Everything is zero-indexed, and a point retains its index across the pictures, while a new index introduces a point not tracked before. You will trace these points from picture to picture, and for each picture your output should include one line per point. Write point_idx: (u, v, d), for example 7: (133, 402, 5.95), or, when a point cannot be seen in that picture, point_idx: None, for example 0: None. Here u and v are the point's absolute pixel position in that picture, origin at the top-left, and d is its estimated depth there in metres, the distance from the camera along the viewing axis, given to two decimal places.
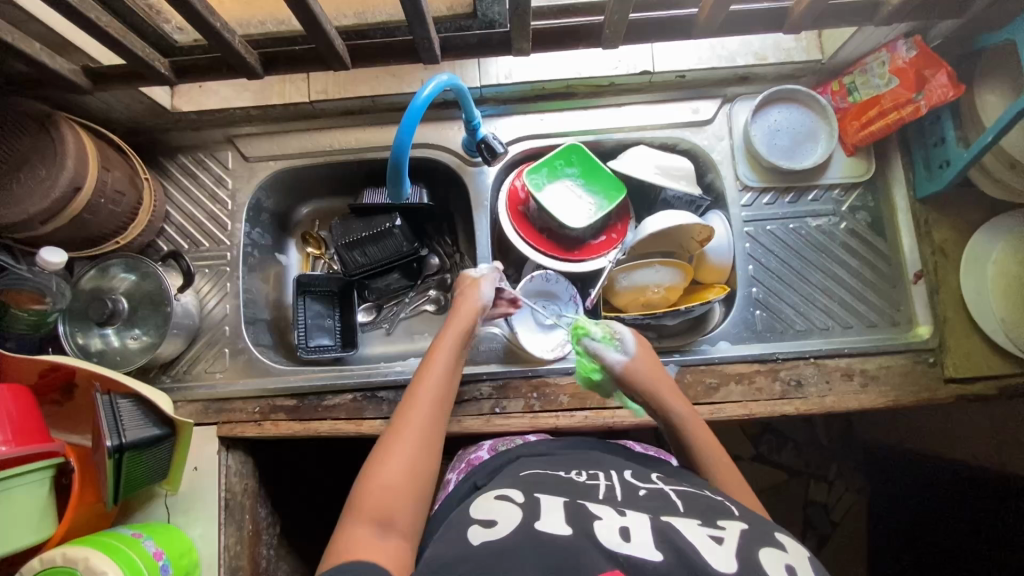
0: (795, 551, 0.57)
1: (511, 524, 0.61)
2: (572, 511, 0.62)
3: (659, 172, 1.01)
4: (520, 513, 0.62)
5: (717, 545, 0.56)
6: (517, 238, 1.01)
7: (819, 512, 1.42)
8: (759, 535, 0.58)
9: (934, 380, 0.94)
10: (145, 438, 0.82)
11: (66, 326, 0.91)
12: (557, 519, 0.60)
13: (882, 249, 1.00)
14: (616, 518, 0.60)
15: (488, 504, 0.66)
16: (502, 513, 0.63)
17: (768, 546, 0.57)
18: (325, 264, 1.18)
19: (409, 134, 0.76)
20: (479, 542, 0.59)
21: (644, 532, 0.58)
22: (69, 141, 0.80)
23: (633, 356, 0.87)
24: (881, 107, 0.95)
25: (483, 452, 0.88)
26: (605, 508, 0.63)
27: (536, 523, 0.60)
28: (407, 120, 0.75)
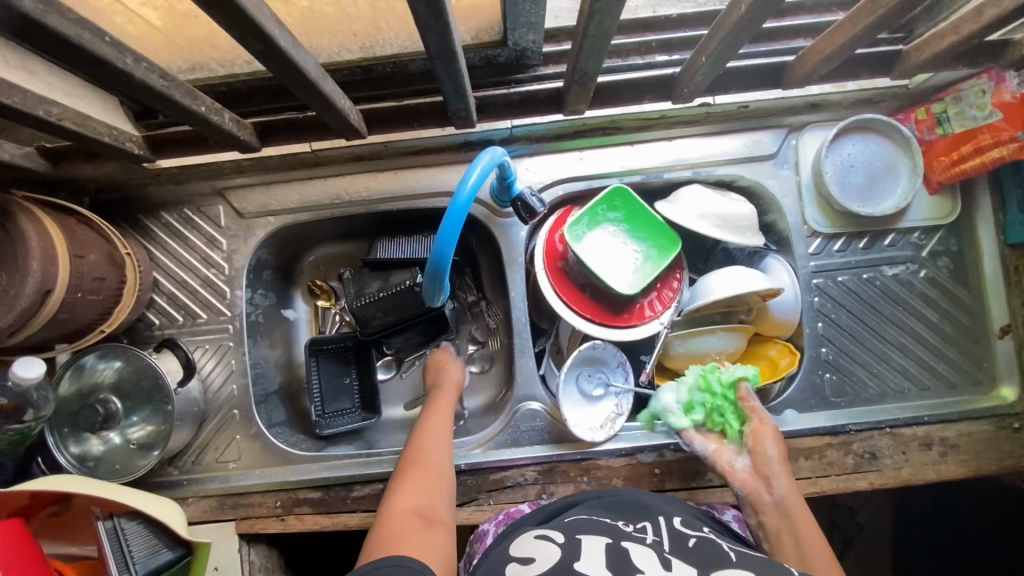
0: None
1: (548, 562, 0.59)
2: (615, 558, 0.60)
3: (718, 224, 0.88)
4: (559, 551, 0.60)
5: None
6: (558, 302, 0.89)
7: (844, 515, 1.32)
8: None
9: (1019, 447, 0.86)
10: (160, 565, 0.73)
11: (54, 437, 0.80)
12: (596, 564, 0.58)
13: (965, 300, 0.90)
14: (659, 571, 0.57)
15: (526, 545, 0.64)
16: (540, 552, 0.62)
17: None
18: (336, 317, 1.06)
19: (449, 241, 0.64)
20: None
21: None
22: (31, 239, 0.66)
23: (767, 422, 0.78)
24: (977, 143, 0.82)
25: (525, 505, 0.82)
26: (648, 557, 0.60)
27: (572, 564, 0.58)
28: (449, 219, 0.63)
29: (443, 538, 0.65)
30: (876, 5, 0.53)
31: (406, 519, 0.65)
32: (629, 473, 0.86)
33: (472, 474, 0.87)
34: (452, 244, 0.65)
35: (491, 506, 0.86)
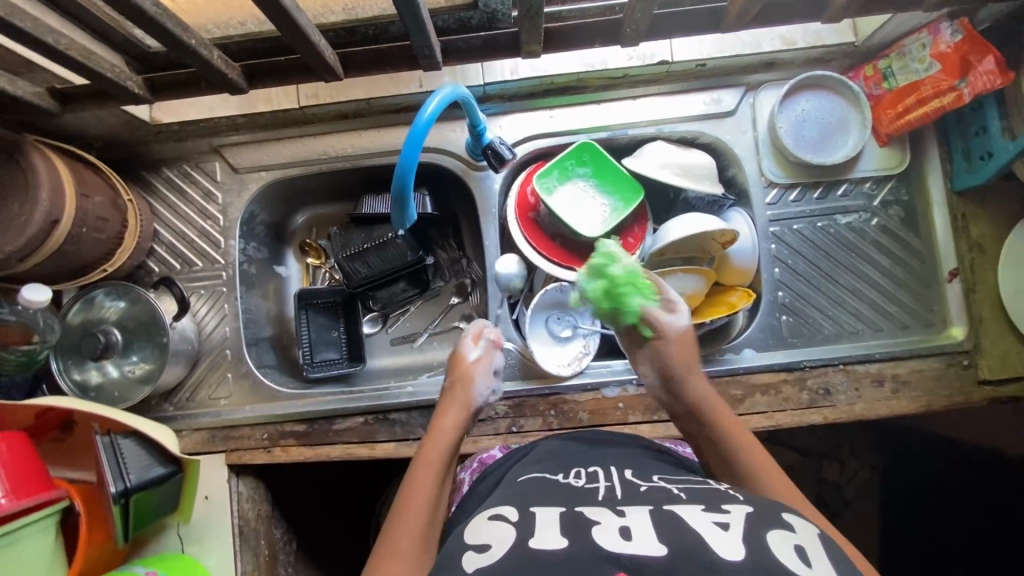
0: (804, 530, 0.55)
1: (505, 544, 0.55)
2: (571, 519, 0.58)
3: (679, 172, 0.94)
4: (515, 530, 0.57)
5: (724, 532, 0.53)
6: (528, 249, 0.95)
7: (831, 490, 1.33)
8: (767, 516, 0.56)
9: (968, 383, 0.90)
10: (151, 479, 0.80)
11: (59, 364, 0.87)
12: (554, 536, 0.55)
13: (916, 247, 0.94)
14: (615, 520, 0.57)
15: (480, 526, 0.60)
16: (497, 533, 0.57)
17: (776, 529, 0.53)
18: (325, 275, 1.13)
19: (411, 159, 0.70)
20: (471, 570, 0.53)
21: (647, 529, 0.54)
22: (42, 172, 0.74)
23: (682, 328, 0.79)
24: (920, 95, 0.87)
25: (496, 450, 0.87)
26: (603, 511, 0.59)
27: (530, 540, 0.55)
28: (410, 140, 0.69)
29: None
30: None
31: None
32: (595, 407, 0.91)
33: None
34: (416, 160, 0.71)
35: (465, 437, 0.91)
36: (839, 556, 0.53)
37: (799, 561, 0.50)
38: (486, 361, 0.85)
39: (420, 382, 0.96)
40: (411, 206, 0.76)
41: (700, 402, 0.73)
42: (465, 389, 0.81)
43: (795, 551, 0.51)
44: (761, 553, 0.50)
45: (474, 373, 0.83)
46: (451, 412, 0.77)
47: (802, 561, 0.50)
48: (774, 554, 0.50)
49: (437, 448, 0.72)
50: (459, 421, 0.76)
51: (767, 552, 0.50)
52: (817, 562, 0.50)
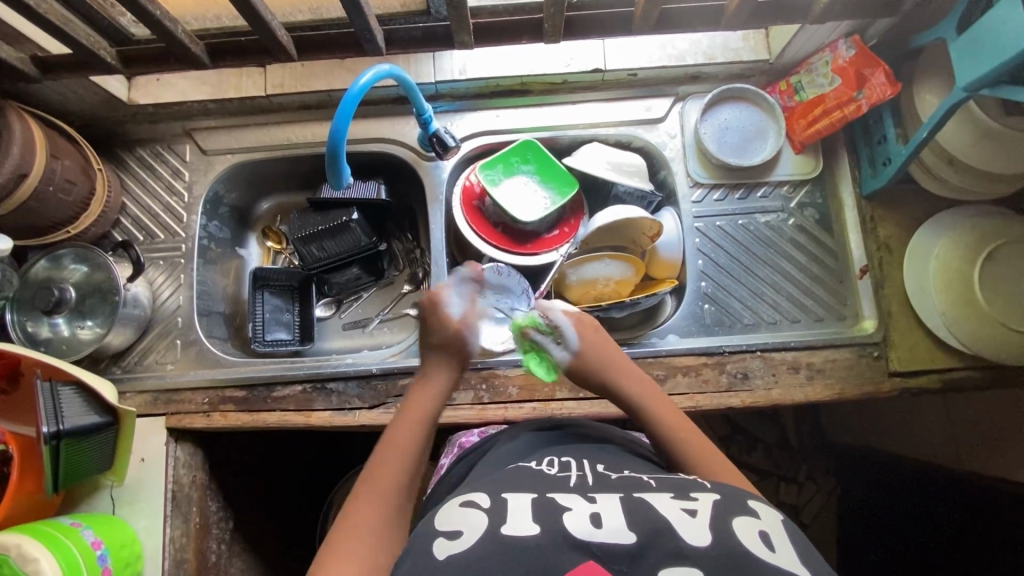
0: (767, 516, 0.56)
1: (478, 531, 0.54)
2: (542, 506, 0.57)
3: (612, 168, 1.03)
4: (487, 517, 0.56)
5: (691, 519, 0.54)
6: (470, 233, 1.02)
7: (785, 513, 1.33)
8: (736, 503, 0.57)
9: (879, 374, 0.95)
10: (86, 426, 0.83)
11: (13, 315, 0.91)
12: (524, 520, 0.55)
13: (829, 245, 1.02)
14: (586, 507, 0.56)
15: (450, 512, 0.58)
16: (467, 521, 0.56)
17: (742, 515, 0.55)
18: (285, 259, 1.18)
19: (345, 121, 0.78)
20: (444, 559, 0.52)
21: (618, 515, 0.55)
22: (15, 128, 0.81)
23: (577, 349, 0.84)
24: (825, 106, 0.97)
25: (475, 436, 0.89)
26: (574, 499, 0.58)
27: (503, 528, 0.54)
28: (343, 109, 0.78)
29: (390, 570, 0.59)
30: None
31: (359, 546, 0.59)
32: (524, 382, 0.95)
33: (383, 379, 0.96)
34: (349, 127, 0.79)
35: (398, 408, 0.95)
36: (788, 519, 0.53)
37: (762, 547, 0.51)
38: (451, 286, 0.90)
39: (361, 356, 1.01)
40: (343, 169, 0.83)
41: (634, 400, 0.78)
42: (457, 347, 0.84)
43: (759, 539, 0.52)
44: (723, 536, 0.52)
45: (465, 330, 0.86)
46: (447, 371, 0.82)
47: (765, 546, 0.52)
48: (738, 540, 0.52)
49: (427, 405, 0.76)
50: (450, 379, 0.82)
51: (733, 538, 0.52)
52: (779, 547, 0.52)
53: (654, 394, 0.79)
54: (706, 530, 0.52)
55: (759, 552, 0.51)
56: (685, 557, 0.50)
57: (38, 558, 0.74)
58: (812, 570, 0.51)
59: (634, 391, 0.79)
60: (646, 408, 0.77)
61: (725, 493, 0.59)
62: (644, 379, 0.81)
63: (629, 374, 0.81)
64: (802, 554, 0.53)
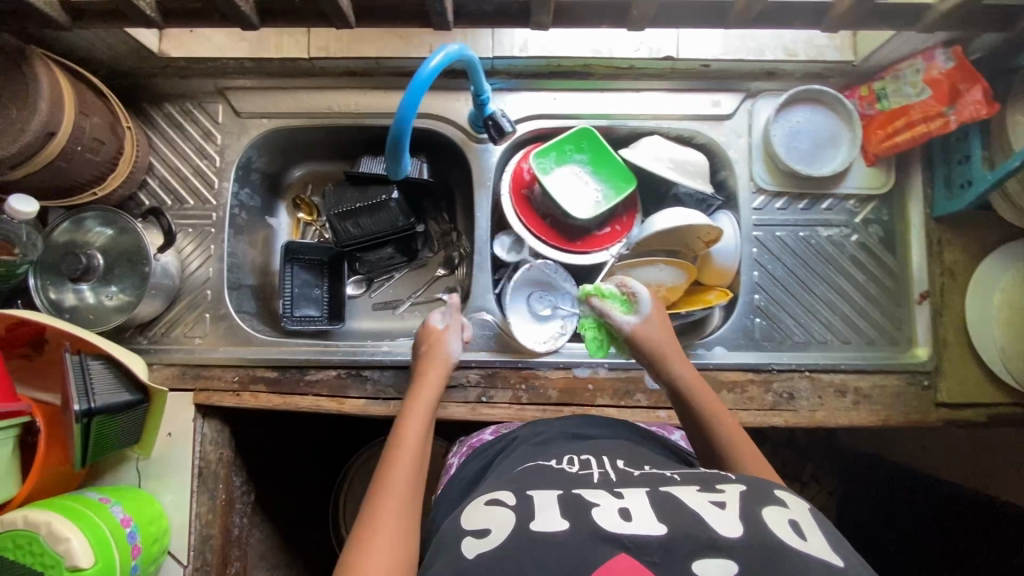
0: (796, 506, 0.55)
1: (506, 528, 0.55)
2: (569, 501, 0.57)
3: (672, 166, 0.96)
4: (514, 513, 0.56)
5: (720, 511, 0.53)
6: (518, 225, 0.97)
7: None
8: (764, 493, 0.56)
9: (927, 404, 0.93)
10: (117, 404, 0.80)
11: (36, 281, 0.87)
12: (553, 516, 0.55)
13: (889, 266, 0.98)
14: (614, 502, 0.56)
15: (477, 510, 0.59)
16: (496, 518, 0.57)
17: (770, 505, 0.54)
18: (316, 232, 1.13)
19: (412, 108, 0.71)
20: (473, 557, 0.52)
21: (646, 511, 0.54)
22: (43, 81, 0.73)
23: (644, 319, 0.87)
24: (909, 118, 0.91)
25: (488, 433, 0.88)
26: (600, 494, 0.59)
27: (531, 524, 0.54)
28: (411, 93, 0.71)
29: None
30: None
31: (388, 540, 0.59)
32: (565, 385, 0.92)
33: None
34: (416, 113, 0.72)
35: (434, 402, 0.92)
36: (835, 536, 0.53)
37: (794, 536, 0.50)
38: (454, 327, 0.89)
39: (397, 345, 0.97)
40: (405, 158, 0.77)
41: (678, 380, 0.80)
42: (438, 348, 0.87)
43: (791, 528, 0.51)
44: (756, 528, 0.50)
45: (444, 338, 0.88)
46: (435, 367, 0.84)
47: (797, 535, 0.50)
48: (771, 530, 0.50)
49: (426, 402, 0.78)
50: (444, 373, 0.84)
51: (767, 530, 0.50)
52: (812, 536, 0.51)
53: (697, 380, 0.80)
54: (735, 522, 0.51)
55: (793, 541, 0.49)
56: (721, 549, 0.49)
57: (71, 538, 0.73)
58: (848, 561, 0.49)
59: (682, 374, 0.80)
60: (686, 390, 0.79)
61: (749, 481, 0.58)
62: (688, 363, 0.83)
63: (676, 355, 0.83)
64: (835, 544, 0.51)
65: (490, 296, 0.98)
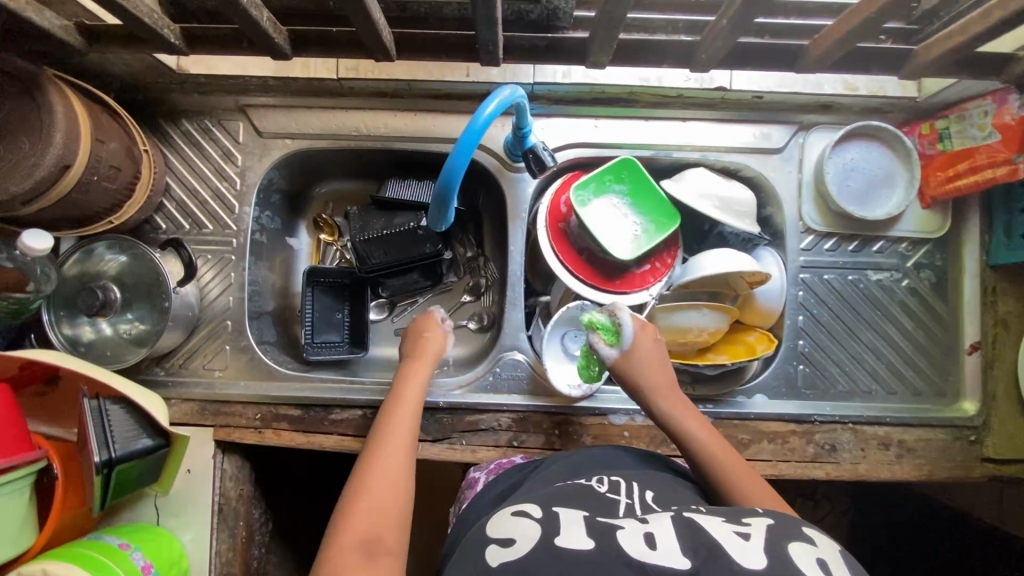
0: (825, 543, 0.50)
1: (531, 540, 0.53)
2: (594, 522, 0.55)
3: (718, 205, 0.90)
4: (539, 528, 0.55)
5: (744, 541, 0.50)
6: (554, 262, 0.91)
7: None
8: (791, 529, 0.52)
9: (972, 459, 0.90)
10: (137, 450, 0.76)
11: (50, 316, 0.82)
12: (578, 535, 0.53)
13: (941, 313, 0.94)
14: (640, 525, 0.54)
15: (502, 520, 0.58)
16: (521, 530, 0.55)
17: (798, 540, 0.50)
18: (336, 254, 1.07)
19: (464, 158, 0.68)
20: (496, 566, 0.51)
21: (671, 536, 0.51)
22: (57, 110, 0.68)
23: (629, 352, 0.83)
24: (973, 162, 0.84)
25: (517, 455, 0.86)
26: (627, 518, 0.56)
27: (555, 539, 0.53)
28: (464, 141, 0.68)
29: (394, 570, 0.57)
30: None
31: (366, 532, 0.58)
32: (599, 432, 0.89)
33: (448, 413, 0.90)
34: (467, 162, 0.70)
35: (463, 445, 0.89)
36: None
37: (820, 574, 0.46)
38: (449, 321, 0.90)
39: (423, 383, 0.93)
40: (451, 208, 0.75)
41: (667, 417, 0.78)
42: (428, 337, 0.86)
43: (819, 567, 0.47)
44: (781, 561, 0.47)
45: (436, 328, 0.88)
46: (426, 355, 0.84)
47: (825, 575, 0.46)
48: (796, 565, 0.46)
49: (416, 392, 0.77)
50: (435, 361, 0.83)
51: (792, 564, 0.46)
52: None
53: (685, 412, 0.78)
54: (758, 553, 0.47)
55: None
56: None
57: None
58: None
59: (668, 411, 0.78)
60: (675, 426, 0.77)
61: (771, 514, 0.55)
62: (675, 392, 0.81)
63: (662, 385, 0.81)
64: None
65: (522, 334, 0.94)
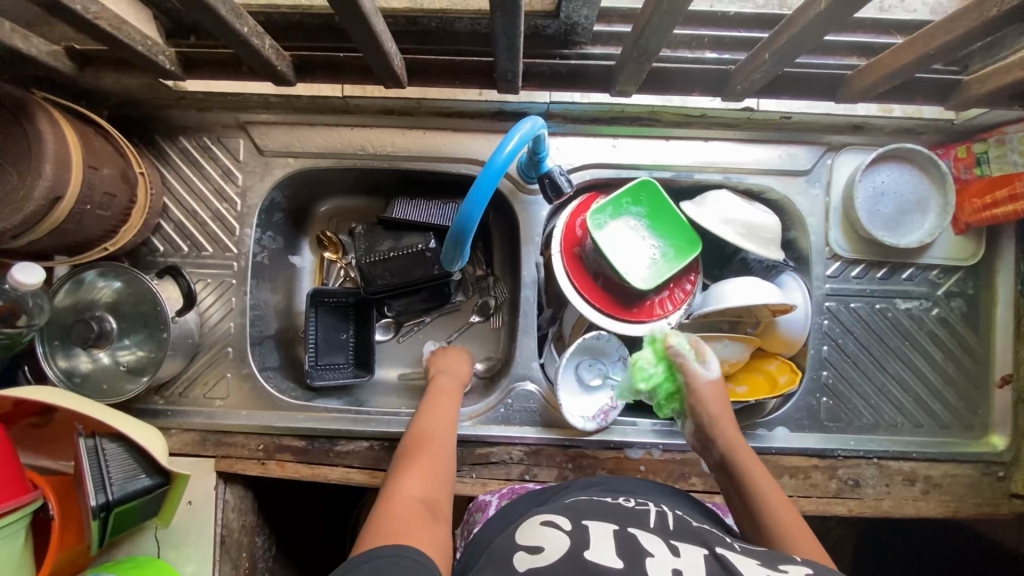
0: None
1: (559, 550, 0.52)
2: (625, 543, 0.54)
3: (741, 232, 0.86)
4: (569, 541, 0.54)
5: None
6: (569, 289, 0.87)
7: None
8: None
9: (1000, 495, 0.86)
10: (135, 490, 0.73)
11: (44, 347, 0.79)
12: (608, 552, 0.52)
13: (971, 345, 0.90)
14: (670, 557, 0.52)
15: (531, 530, 0.57)
16: (549, 540, 0.54)
17: None
18: (341, 271, 1.04)
19: (478, 204, 0.66)
20: (524, 570, 0.50)
21: (703, 571, 0.50)
22: (46, 138, 0.64)
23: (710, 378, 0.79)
24: (1013, 189, 0.79)
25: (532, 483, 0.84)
26: (657, 543, 0.55)
27: (585, 552, 0.52)
28: (482, 182, 0.65)
29: (448, 531, 0.61)
30: (933, 38, 0.55)
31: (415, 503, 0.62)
32: (615, 465, 0.86)
33: (458, 445, 0.87)
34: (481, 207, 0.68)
35: (473, 478, 0.86)
36: None
37: None
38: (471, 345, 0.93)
39: None
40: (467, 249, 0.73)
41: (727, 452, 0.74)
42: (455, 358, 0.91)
43: None
44: None
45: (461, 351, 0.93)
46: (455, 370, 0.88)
47: None
48: None
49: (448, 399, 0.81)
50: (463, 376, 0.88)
51: None
52: None
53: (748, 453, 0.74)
54: None
55: None
56: None
57: None
58: None
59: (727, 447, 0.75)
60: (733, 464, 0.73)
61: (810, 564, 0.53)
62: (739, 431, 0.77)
63: (726, 421, 0.77)
64: None
65: (534, 360, 0.91)
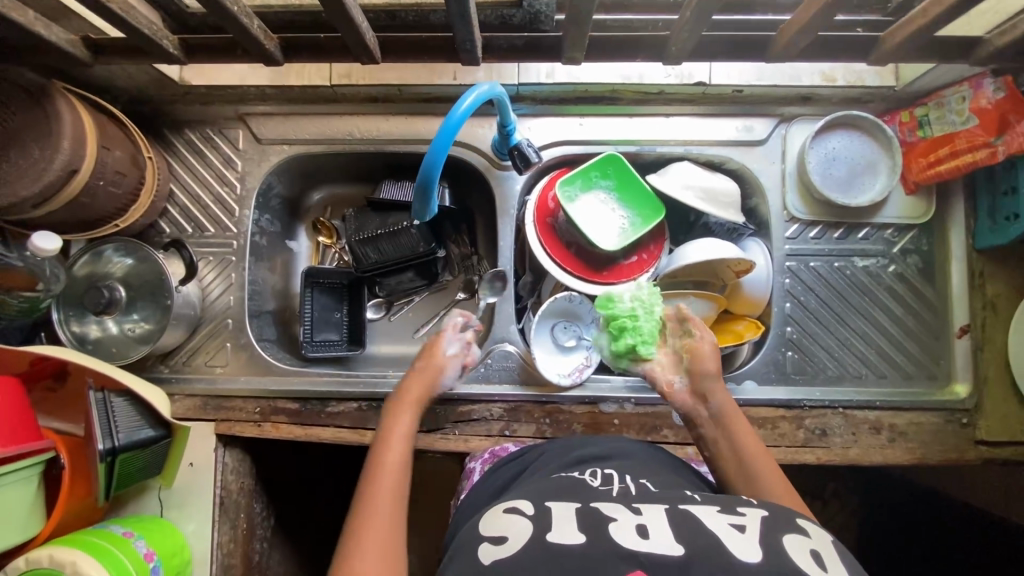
0: (818, 536, 0.51)
1: (522, 537, 0.53)
2: (586, 516, 0.55)
3: (702, 196, 0.92)
4: (531, 525, 0.54)
5: (738, 533, 0.50)
6: (542, 255, 0.93)
7: None
8: (785, 522, 0.52)
9: (965, 441, 0.89)
10: (139, 439, 0.79)
11: (59, 315, 0.87)
12: (571, 530, 0.53)
13: (929, 299, 0.94)
14: (632, 518, 0.54)
15: (494, 516, 0.58)
16: (511, 527, 0.55)
17: (791, 532, 0.50)
18: (335, 255, 1.11)
19: (442, 152, 0.72)
20: (488, 564, 0.51)
21: (665, 528, 0.51)
22: (64, 117, 0.73)
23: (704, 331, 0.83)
24: (954, 146, 0.86)
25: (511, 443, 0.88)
26: (620, 510, 0.56)
27: (548, 535, 0.52)
28: (442, 137, 0.72)
29: None
30: None
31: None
32: (590, 420, 0.91)
33: (442, 404, 0.92)
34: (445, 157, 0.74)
35: (456, 435, 0.91)
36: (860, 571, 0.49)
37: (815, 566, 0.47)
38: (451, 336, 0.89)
39: None
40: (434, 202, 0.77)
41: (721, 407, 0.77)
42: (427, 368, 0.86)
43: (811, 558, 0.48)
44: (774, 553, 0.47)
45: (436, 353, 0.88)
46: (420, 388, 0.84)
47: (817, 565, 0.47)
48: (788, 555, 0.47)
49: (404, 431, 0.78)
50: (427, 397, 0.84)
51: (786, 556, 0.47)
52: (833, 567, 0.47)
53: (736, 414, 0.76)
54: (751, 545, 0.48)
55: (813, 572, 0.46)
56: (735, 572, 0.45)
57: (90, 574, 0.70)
58: None
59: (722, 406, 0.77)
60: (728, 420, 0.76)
61: (772, 509, 0.55)
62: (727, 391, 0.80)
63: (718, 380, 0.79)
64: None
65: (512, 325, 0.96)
